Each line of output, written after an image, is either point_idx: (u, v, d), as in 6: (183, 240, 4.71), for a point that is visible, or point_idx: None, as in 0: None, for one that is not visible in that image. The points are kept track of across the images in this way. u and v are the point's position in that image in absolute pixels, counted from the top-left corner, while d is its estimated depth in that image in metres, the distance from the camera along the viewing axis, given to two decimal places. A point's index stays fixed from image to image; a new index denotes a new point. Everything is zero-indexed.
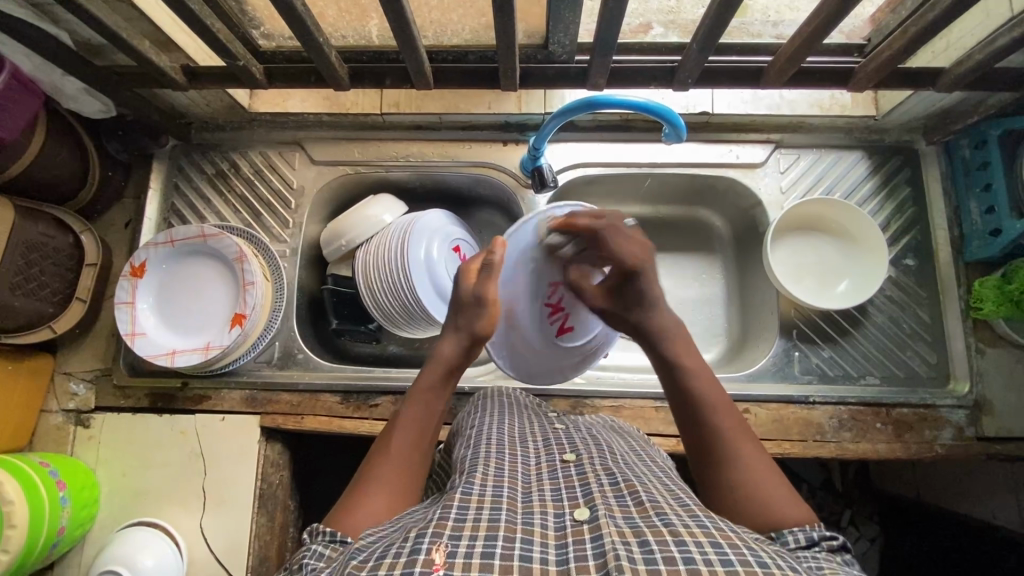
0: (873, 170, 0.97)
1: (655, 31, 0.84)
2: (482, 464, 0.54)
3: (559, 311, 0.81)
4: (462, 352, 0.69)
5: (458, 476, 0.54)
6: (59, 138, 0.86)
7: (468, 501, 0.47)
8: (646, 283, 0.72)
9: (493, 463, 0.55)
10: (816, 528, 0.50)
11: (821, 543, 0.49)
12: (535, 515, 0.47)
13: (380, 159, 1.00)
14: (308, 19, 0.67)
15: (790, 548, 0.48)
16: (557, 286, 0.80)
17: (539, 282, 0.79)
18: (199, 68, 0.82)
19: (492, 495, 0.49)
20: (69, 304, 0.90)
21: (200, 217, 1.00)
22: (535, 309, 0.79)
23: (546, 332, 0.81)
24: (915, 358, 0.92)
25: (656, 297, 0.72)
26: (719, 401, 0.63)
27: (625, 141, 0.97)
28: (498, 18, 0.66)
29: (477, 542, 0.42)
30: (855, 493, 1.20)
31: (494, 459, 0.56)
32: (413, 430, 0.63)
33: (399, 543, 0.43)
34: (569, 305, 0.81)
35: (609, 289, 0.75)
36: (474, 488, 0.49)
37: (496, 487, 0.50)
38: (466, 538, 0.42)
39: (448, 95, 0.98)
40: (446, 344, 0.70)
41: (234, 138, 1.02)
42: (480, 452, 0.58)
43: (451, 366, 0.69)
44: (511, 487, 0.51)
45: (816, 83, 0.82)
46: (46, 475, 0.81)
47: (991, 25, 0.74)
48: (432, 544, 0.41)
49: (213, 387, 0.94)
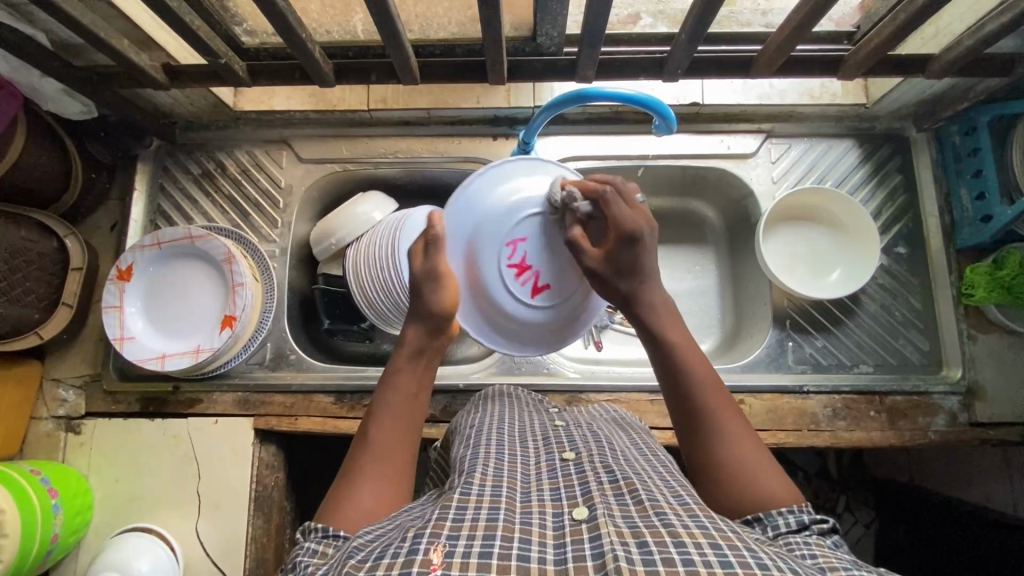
0: (864, 158, 0.96)
1: (643, 22, 0.82)
2: (482, 464, 0.54)
3: (525, 268, 0.75)
4: (427, 334, 0.68)
5: (457, 475, 0.54)
6: (40, 141, 0.84)
7: (467, 501, 0.47)
8: (644, 255, 0.68)
9: (493, 462, 0.55)
10: (806, 510, 0.51)
11: (811, 526, 0.50)
12: (533, 515, 0.47)
13: (368, 156, 0.99)
14: (289, 15, 0.65)
15: (780, 532, 0.50)
16: (517, 243, 0.74)
17: (493, 246, 0.74)
18: (181, 67, 0.81)
19: (491, 494, 0.48)
20: (56, 309, 0.89)
21: (188, 219, 0.98)
22: (497, 275, 0.74)
23: (517, 298, 0.75)
24: (909, 347, 0.93)
25: (651, 270, 0.68)
26: (710, 380, 0.62)
27: (615, 133, 0.96)
28: (483, 10, 0.65)
29: (476, 541, 0.42)
30: (850, 479, 1.23)
31: (493, 458, 0.56)
32: (392, 417, 0.62)
33: (397, 543, 0.42)
34: (534, 258, 0.75)
35: (607, 253, 0.69)
36: (473, 488, 0.49)
37: (494, 487, 0.50)
38: (464, 537, 0.42)
39: (436, 90, 0.97)
40: (411, 327, 0.69)
41: (220, 137, 1.00)
42: (480, 451, 0.58)
43: (418, 348, 0.68)
44: (511, 487, 0.51)
45: (806, 72, 0.81)
46: (38, 484, 0.80)
47: (981, 10, 0.73)
48: (430, 544, 0.41)
49: (204, 390, 0.93)
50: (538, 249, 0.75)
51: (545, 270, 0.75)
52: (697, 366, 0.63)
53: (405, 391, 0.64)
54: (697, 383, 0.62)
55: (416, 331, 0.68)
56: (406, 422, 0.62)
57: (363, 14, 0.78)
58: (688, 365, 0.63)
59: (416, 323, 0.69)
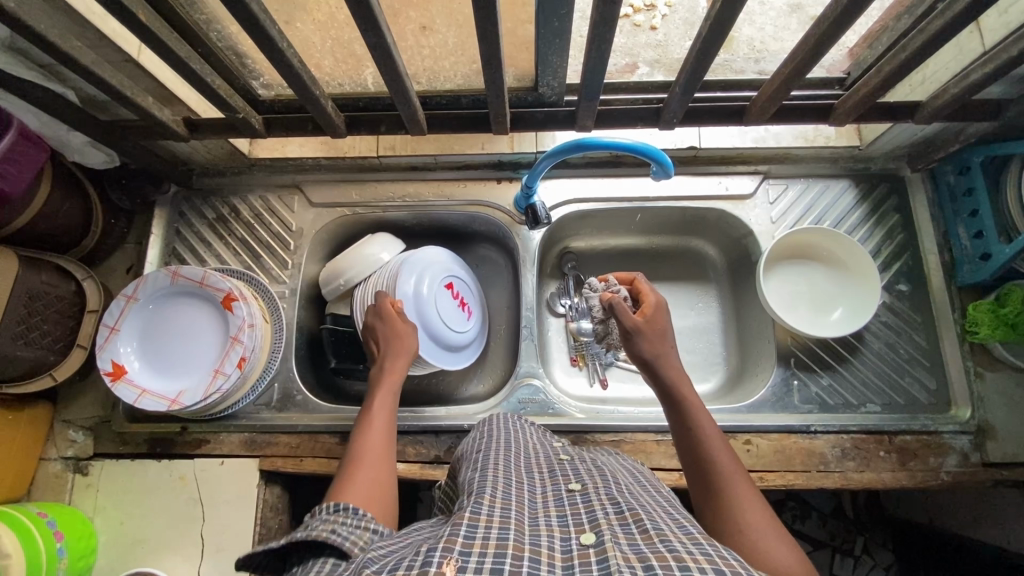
0: (862, 198, 0.98)
1: (641, 71, 0.89)
2: (490, 486, 0.54)
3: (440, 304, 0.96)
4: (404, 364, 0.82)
5: (466, 496, 0.54)
6: (64, 189, 0.88)
7: (477, 519, 0.47)
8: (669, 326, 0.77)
9: (501, 486, 0.55)
10: None
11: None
12: (542, 537, 0.47)
13: (377, 200, 1.02)
14: (305, 75, 0.70)
15: None
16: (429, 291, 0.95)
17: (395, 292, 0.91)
18: (200, 119, 0.85)
19: (501, 515, 0.48)
20: (70, 350, 0.91)
21: (202, 261, 1.01)
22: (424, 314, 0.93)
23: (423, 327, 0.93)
24: (915, 385, 0.92)
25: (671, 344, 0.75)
26: (722, 448, 0.63)
27: (615, 177, 0.99)
28: (486, 69, 0.69)
29: (487, 558, 0.42)
30: (866, 519, 1.19)
31: (502, 483, 0.56)
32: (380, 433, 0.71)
33: (410, 556, 0.43)
34: (440, 300, 0.96)
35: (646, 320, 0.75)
36: (483, 508, 0.49)
37: (504, 510, 0.50)
38: (477, 554, 0.42)
39: (444, 137, 1.01)
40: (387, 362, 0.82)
41: (234, 182, 1.04)
42: (488, 475, 0.58)
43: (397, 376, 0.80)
44: (519, 510, 0.51)
45: (799, 118, 0.84)
46: (44, 526, 0.80)
47: (965, 60, 0.76)
48: (443, 558, 0.41)
49: (212, 431, 0.94)
50: (437, 295, 0.96)
51: (455, 301, 0.99)
52: (716, 442, 0.64)
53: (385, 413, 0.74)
54: (714, 449, 0.63)
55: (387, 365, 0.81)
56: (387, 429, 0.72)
57: (373, 69, 0.82)
58: (703, 433, 0.65)
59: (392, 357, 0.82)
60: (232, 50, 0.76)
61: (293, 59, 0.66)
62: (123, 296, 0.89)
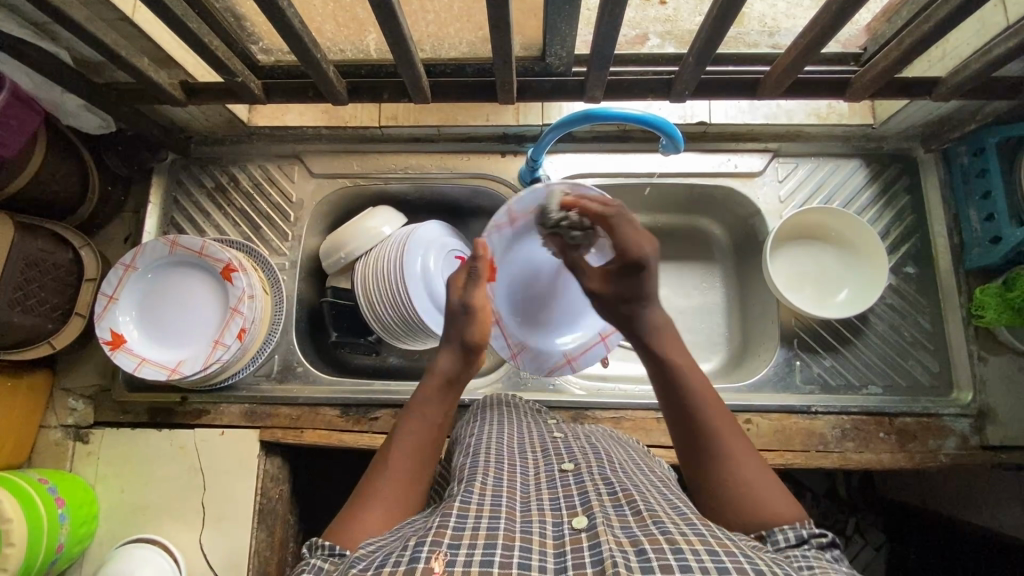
0: (873, 178, 0.97)
1: (652, 42, 0.86)
2: (481, 473, 0.54)
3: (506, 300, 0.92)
4: (459, 364, 0.70)
5: (456, 484, 0.54)
6: (59, 155, 0.86)
7: (467, 509, 0.47)
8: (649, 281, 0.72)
9: (493, 472, 0.55)
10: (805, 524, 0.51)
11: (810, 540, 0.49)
12: (534, 523, 0.47)
13: (378, 172, 1.00)
14: (306, 37, 0.67)
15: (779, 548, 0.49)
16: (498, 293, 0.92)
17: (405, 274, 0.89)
18: (197, 84, 0.83)
19: (491, 504, 0.48)
20: (69, 319, 0.90)
21: (201, 231, 1.00)
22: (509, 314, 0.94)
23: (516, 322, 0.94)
24: (917, 367, 0.92)
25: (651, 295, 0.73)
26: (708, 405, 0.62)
27: (623, 152, 0.97)
28: (494, 33, 0.66)
29: (476, 550, 0.42)
30: (859, 501, 1.20)
31: (493, 468, 0.55)
32: (413, 444, 0.62)
33: (399, 551, 0.42)
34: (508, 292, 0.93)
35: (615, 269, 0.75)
36: (473, 497, 0.49)
37: (494, 497, 0.50)
38: (465, 546, 0.42)
39: (446, 107, 0.98)
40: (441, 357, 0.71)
41: (233, 151, 1.02)
42: (479, 460, 0.58)
43: (449, 377, 0.69)
44: (511, 496, 0.51)
45: (814, 93, 0.82)
46: (45, 493, 0.80)
47: (988, 34, 0.74)
48: (431, 552, 0.41)
49: (212, 402, 0.93)
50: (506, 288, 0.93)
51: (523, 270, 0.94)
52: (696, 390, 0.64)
53: (425, 419, 0.65)
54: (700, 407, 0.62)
55: (450, 362, 0.70)
56: (422, 446, 0.63)
57: (376, 34, 0.79)
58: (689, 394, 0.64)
59: (448, 350, 0.72)
60: (230, 12, 0.74)
61: (293, 20, 0.64)
62: (122, 265, 0.88)
